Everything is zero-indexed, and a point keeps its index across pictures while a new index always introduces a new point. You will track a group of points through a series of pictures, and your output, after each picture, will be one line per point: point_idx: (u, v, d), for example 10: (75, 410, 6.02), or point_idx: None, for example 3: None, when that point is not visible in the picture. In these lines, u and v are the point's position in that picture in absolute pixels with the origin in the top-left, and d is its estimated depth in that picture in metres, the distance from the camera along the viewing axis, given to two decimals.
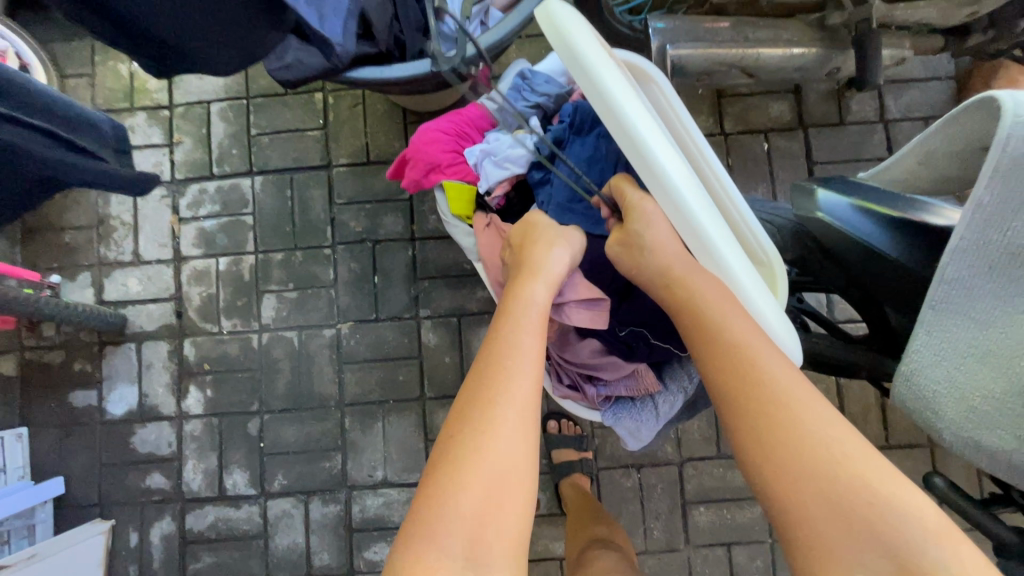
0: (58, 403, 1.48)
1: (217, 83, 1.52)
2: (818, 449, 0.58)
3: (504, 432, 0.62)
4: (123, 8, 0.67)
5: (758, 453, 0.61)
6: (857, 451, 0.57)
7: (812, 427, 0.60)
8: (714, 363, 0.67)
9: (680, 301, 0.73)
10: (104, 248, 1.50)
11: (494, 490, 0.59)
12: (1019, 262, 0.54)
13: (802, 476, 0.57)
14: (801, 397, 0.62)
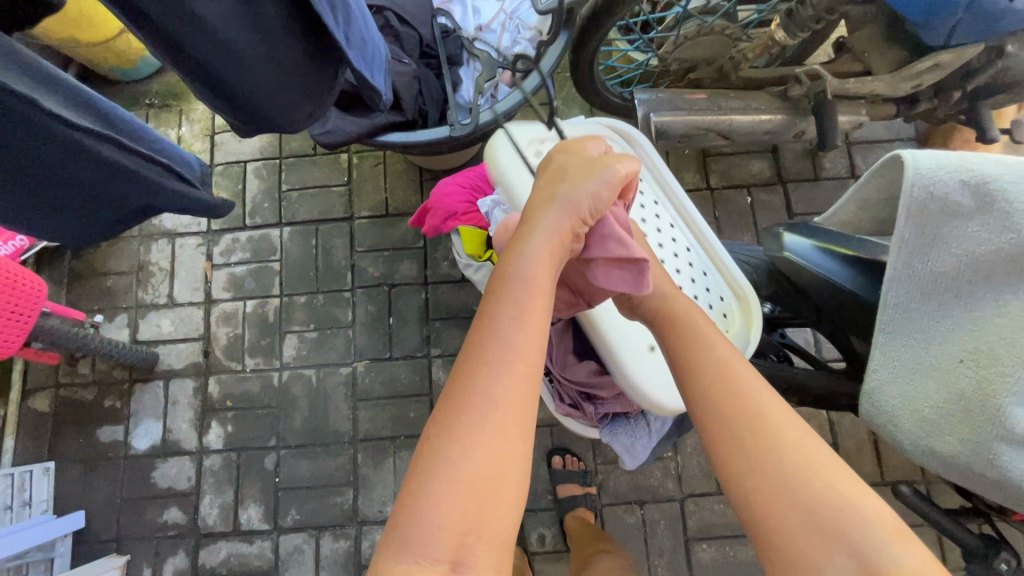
0: (86, 438, 1.55)
1: (254, 145, 1.70)
2: (785, 468, 0.66)
3: (486, 426, 0.59)
4: (222, 74, 0.73)
5: (744, 464, 0.68)
6: (814, 466, 0.66)
7: (789, 439, 0.68)
8: (699, 385, 0.74)
9: (673, 328, 0.81)
10: (142, 291, 1.63)
11: (476, 489, 0.57)
12: (942, 286, 0.66)
13: (773, 492, 0.65)
14: (764, 420, 0.69)
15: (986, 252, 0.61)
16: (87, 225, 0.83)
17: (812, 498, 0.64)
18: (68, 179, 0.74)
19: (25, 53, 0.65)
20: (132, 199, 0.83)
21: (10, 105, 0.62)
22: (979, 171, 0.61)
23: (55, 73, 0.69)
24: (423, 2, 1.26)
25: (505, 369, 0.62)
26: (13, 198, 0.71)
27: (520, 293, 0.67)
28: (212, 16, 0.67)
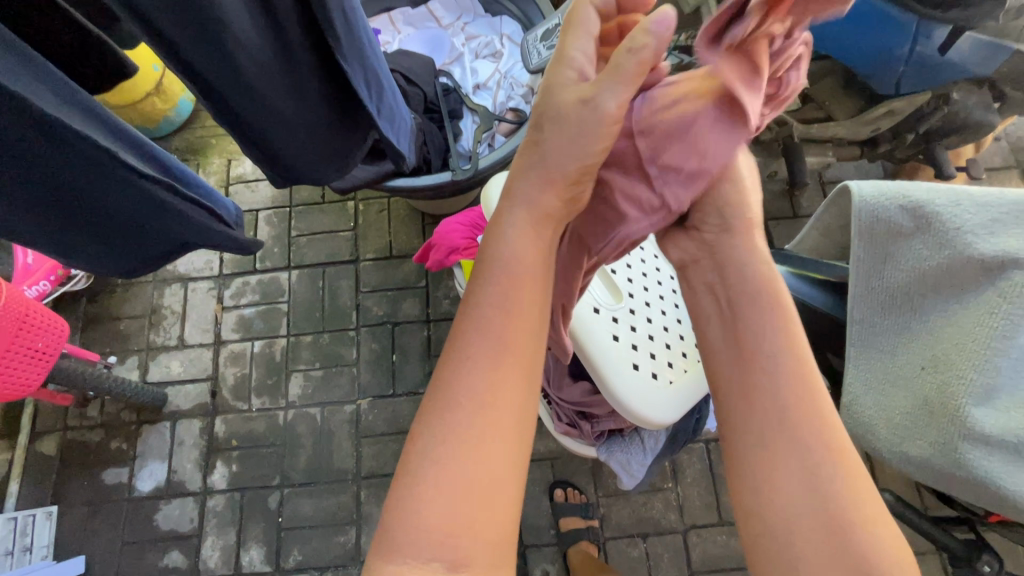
0: (90, 481, 1.56)
1: (266, 195, 1.81)
2: (809, 481, 0.59)
3: (463, 413, 0.58)
4: (260, 131, 0.83)
5: (794, 470, 0.60)
6: (851, 490, 0.59)
7: (843, 469, 0.60)
8: (778, 381, 0.64)
9: (746, 311, 0.69)
10: (154, 334, 1.69)
11: (464, 482, 0.55)
12: (898, 303, 0.74)
13: (791, 502, 0.59)
14: (811, 432, 0.61)
15: (930, 269, 0.69)
16: (130, 263, 0.89)
17: (829, 516, 0.57)
18: (123, 221, 0.79)
19: (105, 112, 0.72)
20: (177, 238, 0.89)
21: (91, 156, 0.68)
22: (912, 197, 0.71)
23: (130, 131, 0.76)
24: (427, 64, 1.39)
25: (493, 349, 0.61)
26: (72, 236, 0.77)
27: (501, 274, 0.64)
28: (265, 88, 0.77)
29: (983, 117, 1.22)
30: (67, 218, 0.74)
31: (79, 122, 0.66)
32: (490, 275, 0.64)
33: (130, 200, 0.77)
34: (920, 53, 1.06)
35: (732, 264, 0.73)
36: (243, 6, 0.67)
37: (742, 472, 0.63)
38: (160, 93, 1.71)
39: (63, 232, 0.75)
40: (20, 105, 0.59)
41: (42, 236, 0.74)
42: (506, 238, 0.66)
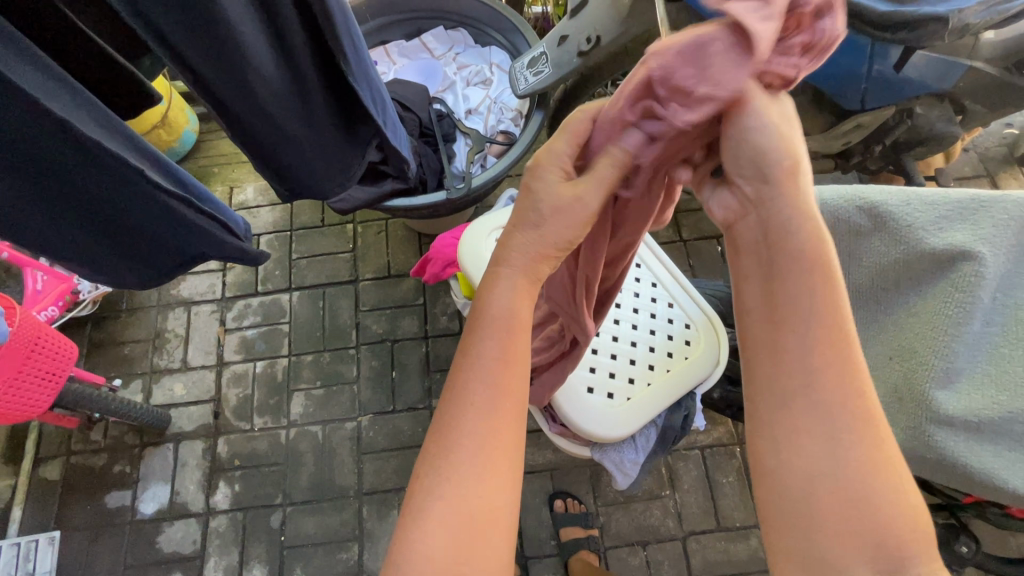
0: (92, 505, 1.57)
1: (268, 220, 1.87)
2: (830, 450, 0.50)
3: (469, 473, 0.56)
4: (268, 147, 0.89)
5: (810, 437, 0.50)
6: (875, 457, 0.49)
7: (864, 444, 0.49)
8: (802, 348, 0.51)
9: (777, 258, 0.53)
10: (157, 357, 1.72)
11: (467, 540, 0.54)
12: (867, 297, 0.79)
13: (810, 474, 0.50)
14: (840, 394, 0.50)
15: (889, 263, 0.75)
16: (145, 277, 0.93)
17: (844, 486, 0.49)
18: (138, 231, 0.84)
19: (132, 133, 0.78)
20: (191, 251, 0.94)
21: (111, 167, 0.73)
22: (870, 198, 0.76)
23: (154, 152, 0.82)
24: (421, 92, 1.47)
25: (490, 408, 0.58)
26: (91, 245, 0.82)
27: (500, 329, 0.60)
28: (277, 111, 0.84)
29: (944, 129, 1.30)
30: (87, 227, 0.79)
31: (101, 135, 0.72)
32: (488, 331, 0.60)
33: (145, 210, 0.82)
34: (879, 70, 1.14)
35: (772, 214, 0.53)
36: (259, 35, 0.74)
37: (757, 433, 0.54)
38: (165, 125, 1.79)
39: (87, 241, 0.81)
40: (49, 116, 0.64)
41: (64, 246, 0.79)
42: (497, 295, 0.61)
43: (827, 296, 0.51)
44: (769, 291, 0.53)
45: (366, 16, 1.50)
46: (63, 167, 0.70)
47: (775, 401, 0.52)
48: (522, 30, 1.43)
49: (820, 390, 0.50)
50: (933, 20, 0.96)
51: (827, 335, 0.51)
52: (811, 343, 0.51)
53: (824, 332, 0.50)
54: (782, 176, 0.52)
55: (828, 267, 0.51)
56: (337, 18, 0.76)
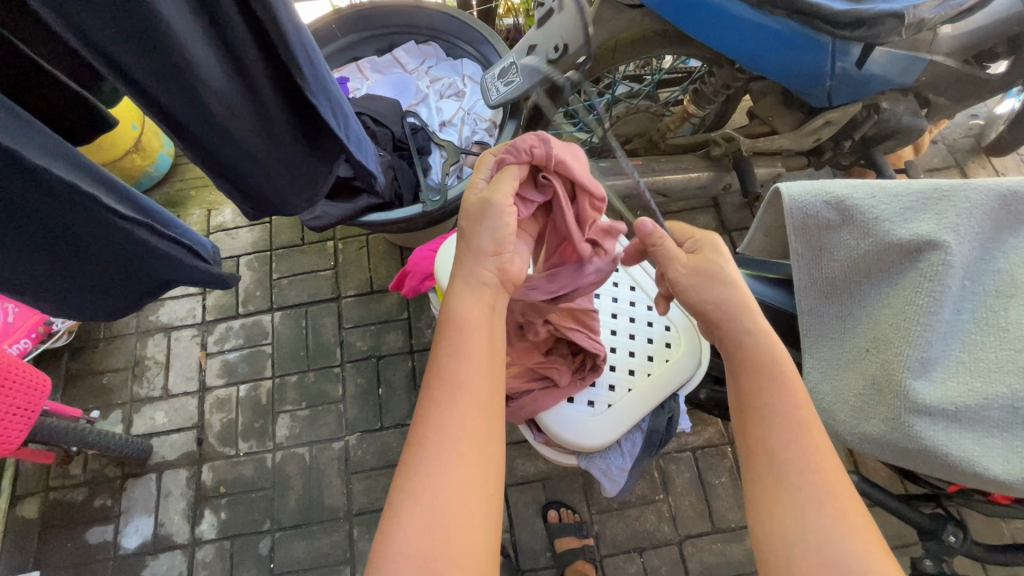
0: (73, 542, 1.52)
1: (247, 241, 1.85)
2: (804, 520, 0.60)
3: (438, 465, 0.61)
4: (234, 163, 0.88)
5: (788, 497, 0.62)
6: (849, 526, 0.59)
7: (829, 507, 0.60)
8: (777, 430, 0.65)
9: (748, 372, 0.70)
10: (138, 386, 1.68)
11: (443, 527, 0.57)
12: (838, 294, 0.80)
13: (793, 536, 0.60)
14: (810, 474, 0.62)
15: (859, 256, 0.76)
16: (108, 305, 0.91)
17: (823, 551, 0.58)
18: (99, 258, 0.82)
19: (86, 159, 0.76)
20: (157, 276, 0.92)
21: (67, 195, 0.72)
22: (835, 192, 0.77)
23: (109, 177, 0.80)
24: (394, 106, 1.47)
25: (456, 404, 0.64)
26: (50, 275, 0.79)
27: (459, 334, 0.69)
28: (233, 126, 0.83)
29: (912, 123, 1.33)
30: (44, 256, 0.77)
31: (53, 163, 0.70)
32: (450, 340, 0.69)
33: (105, 237, 0.80)
34: (842, 67, 1.16)
35: (733, 337, 0.74)
36: (210, 53, 0.74)
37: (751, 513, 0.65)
38: (139, 150, 1.76)
39: (51, 269, 0.79)
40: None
41: (20, 278, 0.76)
42: (456, 303, 0.72)
43: (791, 396, 0.67)
44: (742, 393, 0.69)
45: (337, 33, 1.51)
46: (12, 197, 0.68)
47: (757, 479, 0.65)
48: (492, 41, 1.44)
49: (790, 470, 0.63)
50: (890, 16, 0.99)
51: (796, 422, 0.65)
52: (778, 425, 0.65)
53: (788, 422, 0.65)
54: (734, 310, 0.74)
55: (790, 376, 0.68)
56: (291, 36, 0.75)
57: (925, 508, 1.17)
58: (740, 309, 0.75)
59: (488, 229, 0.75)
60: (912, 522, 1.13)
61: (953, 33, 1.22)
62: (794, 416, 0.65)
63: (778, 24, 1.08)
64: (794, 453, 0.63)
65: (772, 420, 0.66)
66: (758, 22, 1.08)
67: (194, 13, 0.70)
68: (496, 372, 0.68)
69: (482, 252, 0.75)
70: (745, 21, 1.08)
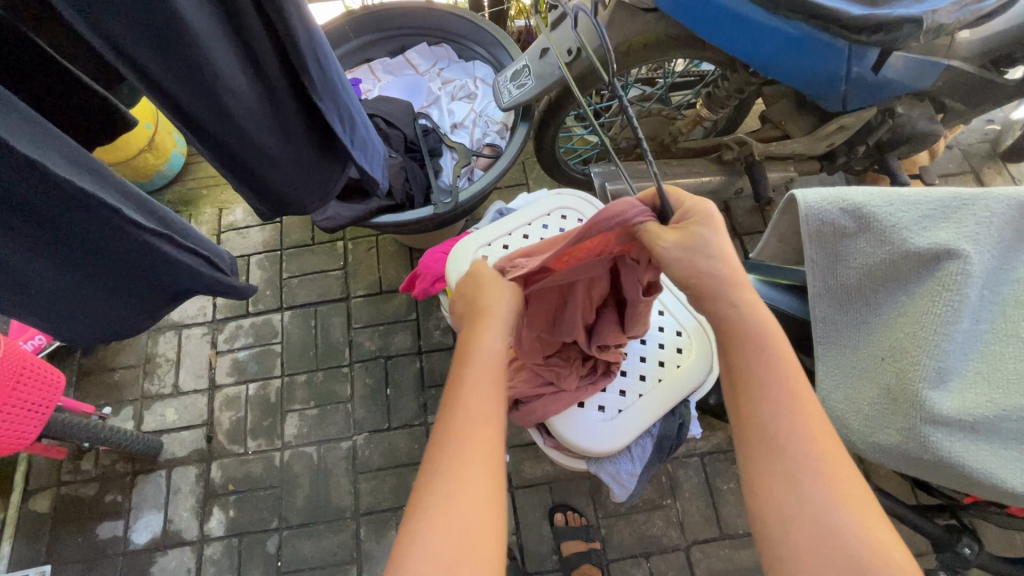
0: (84, 537, 1.54)
1: (258, 240, 1.86)
2: (796, 490, 0.59)
3: (462, 476, 0.61)
4: (248, 163, 0.88)
5: (787, 473, 0.60)
6: (842, 493, 0.59)
7: (824, 483, 0.59)
8: (776, 410, 0.63)
9: (735, 338, 0.68)
10: (148, 382, 1.70)
11: (469, 535, 0.57)
12: (853, 300, 0.79)
13: (786, 506, 0.59)
14: (800, 443, 0.61)
15: (876, 263, 0.75)
16: (123, 311, 0.90)
17: (815, 516, 0.58)
18: (113, 264, 0.81)
19: (112, 173, 0.78)
20: (176, 286, 0.92)
21: (89, 205, 0.72)
22: (852, 199, 0.76)
23: (132, 189, 0.81)
24: (406, 108, 1.48)
25: (480, 427, 0.64)
26: (68, 277, 0.79)
27: (483, 363, 0.71)
28: (251, 126, 0.83)
29: (928, 128, 1.32)
30: (58, 257, 0.76)
31: (64, 166, 0.69)
32: (480, 365, 0.70)
33: (123, 245, 0.80)
34: (858, 72, 1.15)
35: (712, 301, 0.69)
36: (230, 56, 0.74)
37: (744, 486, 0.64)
38: (153, 149, 1.78)
39: (76, 279, 0.80)
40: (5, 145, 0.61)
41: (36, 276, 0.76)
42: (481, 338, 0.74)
43: (781, 366, 0.65)
44: (732, 365, 0.67)
45: (350, 34, 1.51)
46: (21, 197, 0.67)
47: (750, 454, 0.64)
48: (504, 45, 1.44)
49: (781, 439, 0.62)
50: (908, 22, 0.98)
51: (791, 401, 0.64)
52: (772, 401, 0.64)
53: (777, 394, 0.64)
54: (717, 283, 0.69)
55: (781, 350, 0.66)
56: (303, 41, 0.75)
57: (938, 520, 1.16)
58: (725, 283, 0.69)
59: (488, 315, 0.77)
60: (924, 533, 1.13)
61: (970, 39, 1.20)
62: (778, 385, 0.65)
63: (794, 29, 1.07)
64: (785, 423, 0.62)
65: (763, 393, 0.64)
66: (774, 27, 1.07)
67: (216, 18, 0.70)
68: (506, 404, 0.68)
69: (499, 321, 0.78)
70: (757, 24, 1.08)
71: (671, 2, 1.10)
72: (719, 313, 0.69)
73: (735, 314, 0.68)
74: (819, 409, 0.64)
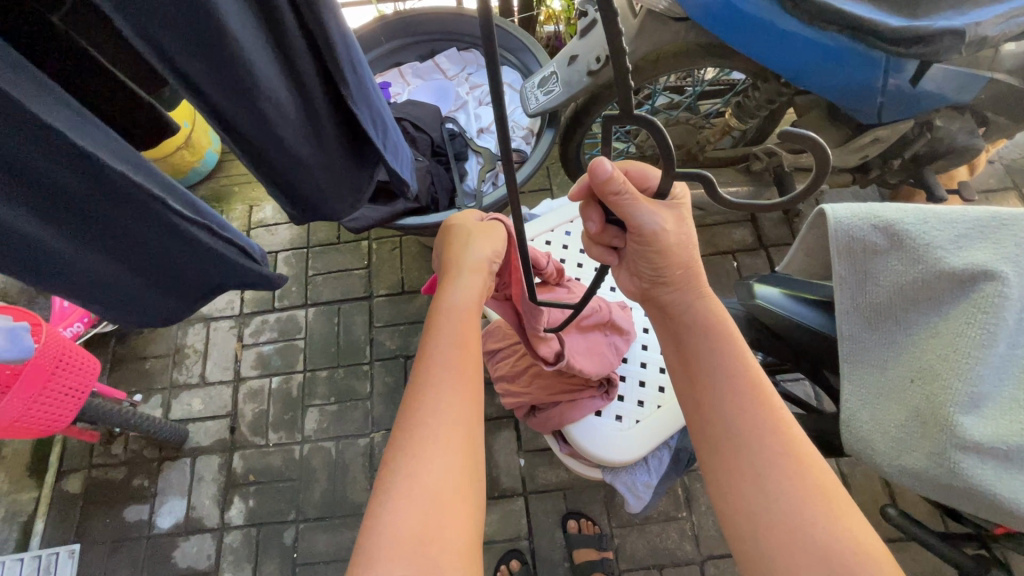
0: (112, 518, 1.59)
1: (286, 238, 1.91)
2: (766, 489, 0.63)
3: (442, 450, 0.63)
4: (285, 170, 0.91)
5: (759, 473, 0.64)
6: (814, 496, 0.62)
7: (795, 483, 0.63)
8: (742, 412, 0.68)
9: (696, 337, 0.73)
10: (177, 372, 1.75)
11: (437, 502, 0.60)
12: (883, 317, 0.77)
13: (757, 507, 0.63)
14: (768, 444, 0.65)
15: (908, 282, 0.73)
16: (160, 300, 0.93)
17: (786, 515, 0.61)
18: (157, 256, 0.84)
19: (149, 165, 0.79)
20: (209, 276, 0.93)
21: (130, 194, 0.73)
22: (884, 217, 0.75)
23: (170, 182, 0.82)
24: (434, 113, 1.50)
25: (456, 396, 0.67)
26: (110, 265, 0.81)
27: (454, 321, 0.76)
28: (287, 132, 0.85)
29: (969, 142, 1.28)
30: (107, 250, 0.79)
31: (115, 160, 0.71)
32: (445, 322, 0.76)
33: (161, 233, 0.81)
34: (896, 84, 1.12)
35: (680, 306, 0.75)
36: (270, 63, 0.76)
37: (709, 478, 0.69)
38: (189, 147, 1.84)
39: (114, 266, 0.82)
40: (63, 141, 0.64)
41: (85, 273, 0.79)
42: (451, 291, 0.81)
43: (742, 361, 0.71)
44: (693, 370, 0.73)
45: (381, 38, 1.54)
46: (73, 190, 0.69)
47: (715, 453, 0.69)
48: (532, 49, 1.45)
49: (746, 441, 0.66)
50: (950, 34, 0.97)
51: (755, 400, 0.68)
52: (733, 401, 0.68)
53: (742, 395, 0.69)
54: (688, 293, 0.74)
55: (742, 350, 0.72)
56: (339, 47, 0.77)
57: (968, 549, 1.11)
58: (692, 279, 0.74)
59: (476, 245, 0.89)
60: (951, 563, 1.08)
61: (1017, 51, 1.16)
62: (742, 384, 0.69)
63: (829, 40, 1.05)
64: (747, 423, 0.67)
65: (729, 394, 0.69)
66: (813, 37, 1.05)
67: (257, 24, 0.72)
68: (479, 360, 0.73)
69: (468, 264, 0.86)
70: (793, 35, 1.05)
71: (704, 13, 1.08)
72: (698, 323, 0.74)
73: (710, 319, 0.74)
74: (785, 413, 0.68)
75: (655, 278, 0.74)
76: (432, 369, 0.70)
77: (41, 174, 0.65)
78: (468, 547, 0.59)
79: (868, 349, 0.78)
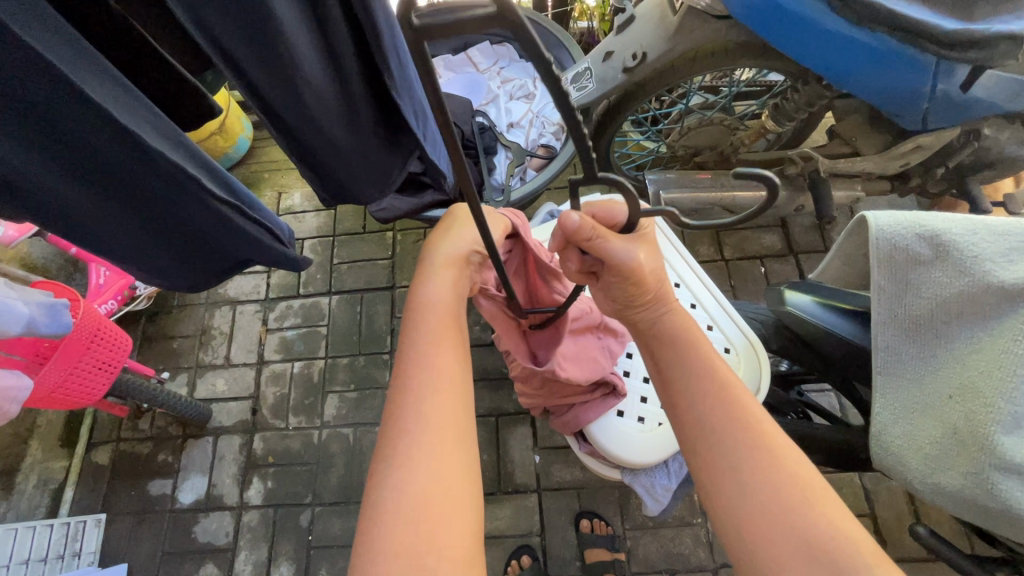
0: (136, 491, 1.64)
1: (313, 226, 1.93)
2: (742, 482, 0.62)
3: (431, 446, 0.63)
4: (319, 154, 0.92)
5: (737, 466, 0.63)
6: (792, 482, 0.61)
7: (774, 472, 0.61)
8: (715, 408, 0.67)
9: (670, 343, 0.76)
10: (203, 352, 1.80)
11: (433, 502, 0.60)
12: (921, 329, 0.74)
13: (731, 498, 0.62)
14: (738, 434, 0.65)
15: (951, 295, 0.70)
16: (190, 276, 0.96)
17: (766, 504, 0.60)
18: (187, 231, 0.86)
19: (192, 143, 0.79)
20: (236, 254, 0.95)
21: (168, 172, 0.74)
22: (931, 226, 0.73)
23: (211, 162, 0.83)
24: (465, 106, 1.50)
25: (436, 390, 0.68)
26: (139, 237, 0.83)
27: (431, 316, 0.75)
28: (323, 117, 0.86)
29: (1017, 152, 1.23)
30: (139, 224, 0.81)
31: (156, 138, 0.71)
32: (421, 317, 0.75)
33: (195, 210, 0.82)
34: (943, 90, 1.08)
35: (650, 320, 0.78)
36: (311, 50, 0.77)
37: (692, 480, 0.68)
38: (222, 133, 1.88)
39: (144, 240, 0.84)
40: (111, 120, 0.65)
41: (116, 241, 0.82)
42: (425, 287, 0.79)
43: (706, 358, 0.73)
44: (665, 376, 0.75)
45: None
46: (117, 164, 0.71)
47: (693, 450, 0.68)
48: (567, 46, 1.44)
49: (721, 435, 0.65)
50: (1006, 39, 0.93)
51: (724, 393, 0.68)
52: (705, 399, 0.69)
53: (711, 388, 0.69)
54: (657, 309, 0.78)
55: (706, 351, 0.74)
56: (385, 34, 0.77)
57: None
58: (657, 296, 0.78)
59: (455, 233, 0.86)
60: None
61: None
62: (710, 380, 0.70)
63: (877, 41, 1.01)
64: (718, 415, 0.67)
65: (697, 389, 0.70)
66: (858, 39, 1.01)
67: (300, 12, 0.73)
68: (463, 355, 0.73)
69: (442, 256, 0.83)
70: (836, 35, 1.02)
71: (745, 11, 1.06)
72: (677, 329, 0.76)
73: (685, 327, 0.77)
74: (755, 403, 0.68)
75: (628, 296, 0.76)
76: (414, 364, 0.70)
77: (86, 148, 0.67)
78: (467, 549, 0.59)
79: (888, 366, 0.77)
